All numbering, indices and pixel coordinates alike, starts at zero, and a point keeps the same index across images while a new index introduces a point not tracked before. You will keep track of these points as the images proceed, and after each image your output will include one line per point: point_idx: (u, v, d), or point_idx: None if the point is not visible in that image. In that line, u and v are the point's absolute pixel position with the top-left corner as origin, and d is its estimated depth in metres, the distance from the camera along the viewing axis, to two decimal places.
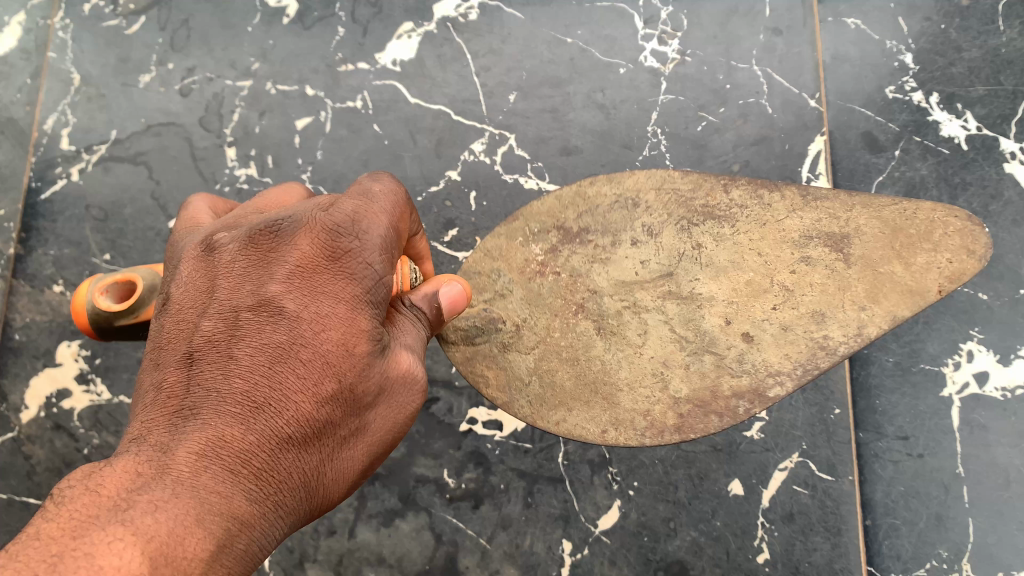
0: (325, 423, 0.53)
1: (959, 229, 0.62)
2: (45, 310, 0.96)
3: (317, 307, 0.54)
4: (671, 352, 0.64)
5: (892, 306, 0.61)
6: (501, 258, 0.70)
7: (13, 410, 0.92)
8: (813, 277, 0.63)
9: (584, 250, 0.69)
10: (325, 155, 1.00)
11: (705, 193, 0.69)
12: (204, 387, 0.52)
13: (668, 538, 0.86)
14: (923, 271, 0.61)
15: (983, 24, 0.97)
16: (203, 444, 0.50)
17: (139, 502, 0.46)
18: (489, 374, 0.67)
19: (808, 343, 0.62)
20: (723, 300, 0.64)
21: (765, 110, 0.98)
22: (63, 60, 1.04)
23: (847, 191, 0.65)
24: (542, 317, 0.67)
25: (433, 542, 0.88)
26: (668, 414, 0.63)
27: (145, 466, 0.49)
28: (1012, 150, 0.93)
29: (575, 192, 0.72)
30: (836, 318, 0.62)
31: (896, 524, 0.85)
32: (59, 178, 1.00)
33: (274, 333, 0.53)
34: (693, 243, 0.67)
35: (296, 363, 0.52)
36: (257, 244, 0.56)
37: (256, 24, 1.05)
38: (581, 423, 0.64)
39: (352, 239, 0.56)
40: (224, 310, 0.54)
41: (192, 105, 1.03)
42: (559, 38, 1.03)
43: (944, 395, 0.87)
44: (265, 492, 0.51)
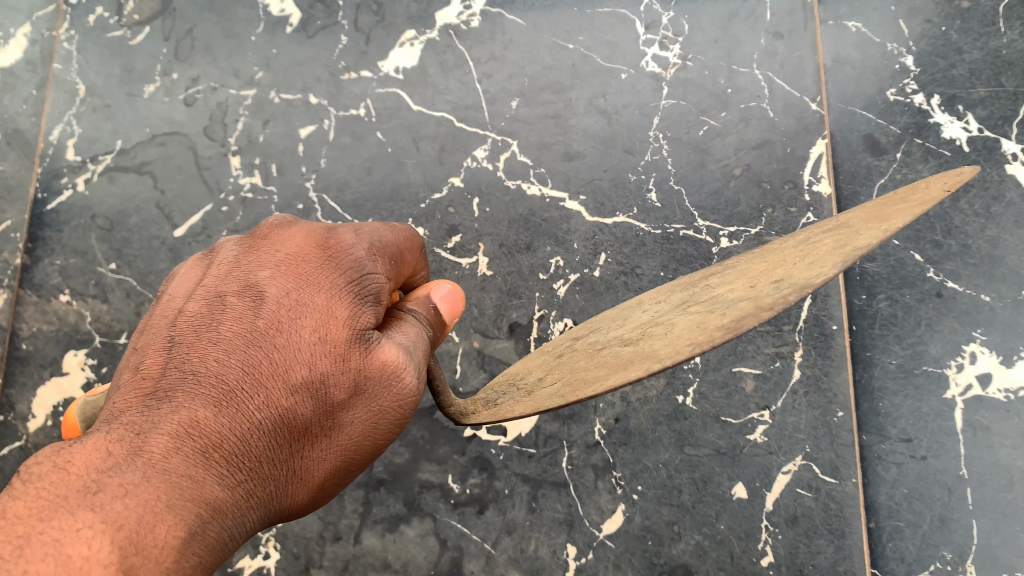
0: (295, 414, 0.56)
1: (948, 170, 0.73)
2: (51, 320, 0.97)
3: (296, 296, 0.58)
4: (703, 315, 0.64)
5: (905, 215, 0.66)
6: (522, 364, 0.75)
7: (20, 419, 0.93)
8: (823, 237, 0.67)
9: (600, 328, 0.73)
10: (329, 163, 1.01)
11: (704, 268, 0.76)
12: (182, 371, 0.55)
13: (672, 542, 0.86)
14: (929, 191, 0.69)
15: (983, 26, 0.97)
16: (176, 427, 0.52)
17: (108, 486, 0.47)
18: (514, 409, 0.69)
19: (837, 253, 0.64)
20: (742, 283, 0.66)
21: (766, 114, 0.98)
22: (69, 72, 1.05)
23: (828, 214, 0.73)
24: (568, 364, 0.70)
25: (438, 547, 0.88)
26: (711, 331, 0.61)
27: (117, 446, 0.50)
28: (1014, 151, 0.92)
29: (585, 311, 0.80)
30: (855, 235, 0.65)
31: (899, 526, 0.84)
32: (65, 188, 1.01)
33: (253, 321, 0.57)
34: (700, 283, 0.70)
35: (272, 350, 0.56)
36: (245, 245, 0.61)
37: (260, 33, 1.06)
38: (616, 377, 0.63)
39: (337, 243, 0.62)
40: (207, 302, 0.58)
41: (196, 114, 1.04)
42: (561, 44, 1.03)
43: (947, 397, 0.87)
44: (234, 478, 0.53)
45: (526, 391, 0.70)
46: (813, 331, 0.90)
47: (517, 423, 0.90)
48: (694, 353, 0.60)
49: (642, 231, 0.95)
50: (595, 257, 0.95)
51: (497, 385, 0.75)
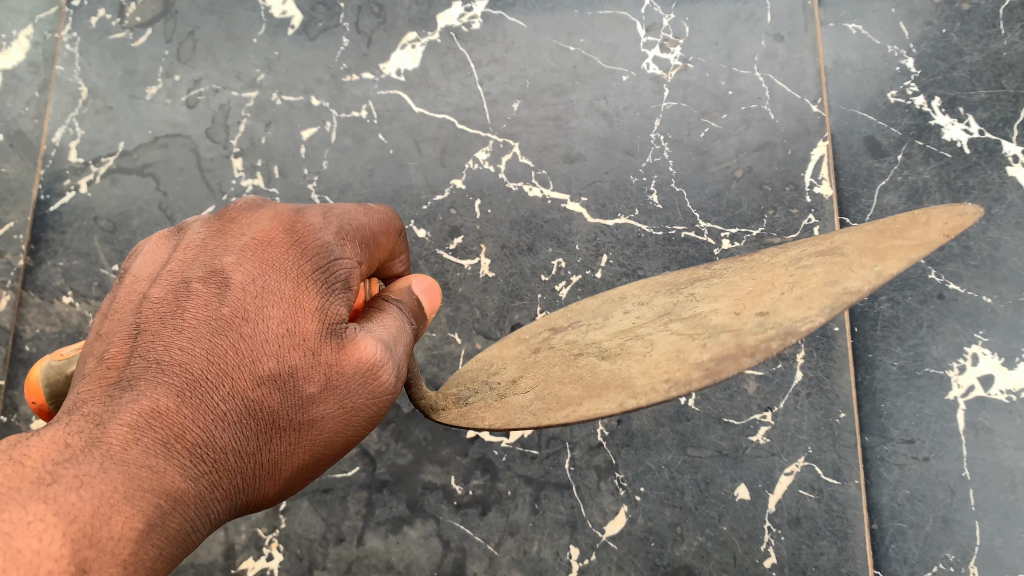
0: (262, 406, 0.54)
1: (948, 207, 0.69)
2: (54, 322, 0.97)
3: (262, 283, 0.56)
4: (682, 341, 0.66)
5: (900, 258, 0.64)
6: (495, 355, 0.76)
7: (24, 421, 0.93)
8: (814, 270, 0.66)
9: (578, 328, 0.74)
10: (331, 165, 1.01)
11: (688, 274, 0.74)
12: (145, 358, 0.52)
13: (675, 543, 0.87)
14: (923, 229, 0.66)
15: (983, 28, 0.98)
16: (138, 416, 0.49)
17: (63, 477, 0.44)
18: (485, 415, 0.71)
19: (828, 297, 0.63)
20: (726, 305, 0.67)
21: (767, 116, 0.98)
22: (71, 74, 1.05)
23: (821, 237, 0.71)
24: (539, 369, 0.71)
25: (441, 549, 0.88)
26: (692, 372, 0.64)
27: (75, 437, 0.47)
28: (1015, 153, 0.93)
29: (564, 310, 0.78)
30: (849, 277, 0.64)
31: (902, 528, 0.85)
32: (68, 190, 1.01)
33: (218, 306, 0.55)
34: (684, 294, 0.71)
35: (238, 338, 0.54)
36: (209, 227, 0.59)
37: (262, 35, 1.06)
38: (595, 406, 0.66)
39: (303, 230, 0.60)
40: (171, 285, 0.56)
41: (198, 116, 1.04)
42: (562, 47, 1.03)
43: (949, 398, 0.87)
44: (198, 470, 0.50)
45: (499, 392, 0.72)
46: (814, 333, 0.91)
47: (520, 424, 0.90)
48: (670, 396, 0.64)
49: (643, 232, 0.96)
50: (597, 258, 0.95)
51: (466, 377, 0.76)
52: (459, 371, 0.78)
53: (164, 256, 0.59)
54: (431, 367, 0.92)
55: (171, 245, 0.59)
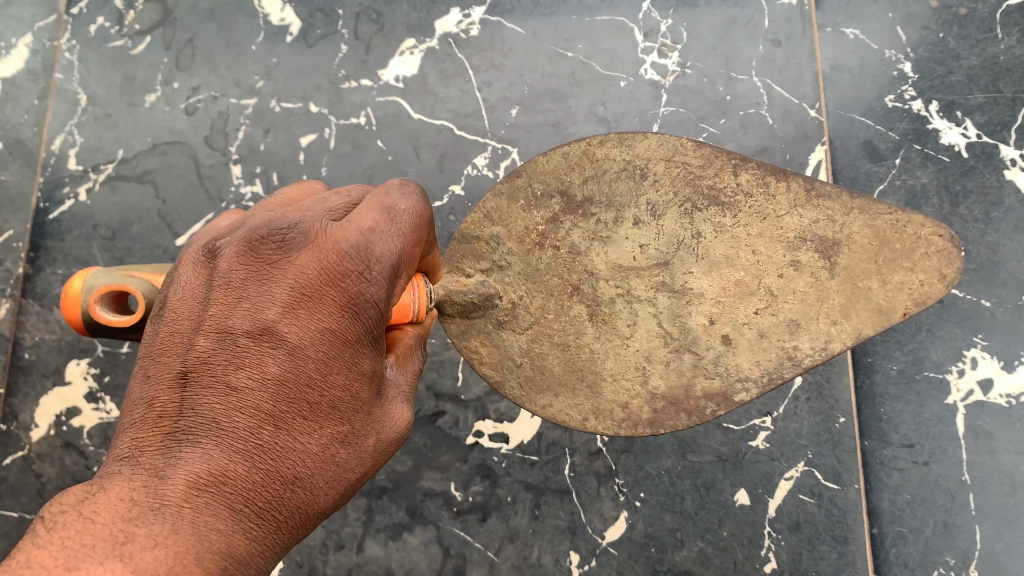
0: (324, 464, 0.51)
1: (940, 251, 0.61)
2: (54, 329, 0.98)
3: (320, 340, 0.51)
4: (655, 347, 0.67)
5: (859, 324, 0.62)
6: (500, 223, 0.72)
7: (24, 428, 0.95)
8: (798, 284, 0.64)
9: (586, 223, 0.70)
10: (330, 172, 1.01)
11: (714, 172, 0.68)
12: (202, 414, 0.48)
13: (675, 549, 0.87)
14: (895, 290, 0.61)
15: (982, 32, 0.97)
16: (202, 477, 0.46)
17: (136, 537, 0.41)
18: (482, 351, 0.72)
19: (778, 352, 0.64)
20: (711, 298, 0.66)
21: (765, 121, 0.98)
22: (70, 81, 1.05)
23: (850, 192, 0.64)
24: (537, 296, 0.70)
25: (441, 555, 0.88)
26: (644, 409, 0.67)
27: (140, 495, 0.44)
28: (1013, 157, 0.93)
29: (583, 151, 0.71)
30: (807, 330, 0.63)
31: (902, 532, 0.85)
32: (67, 198, 1.02)
33: (277, 366, 0.49)
34: (694, 231, 0.68)
35: (301, 403, 0.50)
36: (257, 258, 0.51)
37: (260, 42, 1.06)
38: (565, 408, 0.68)
39: (361, 266, 0.53)
40: (220, 332, 0.49)
41: (196, 123, 1.04)
42: (560, 53, 1.03)
43: (948, 402, 0.88)
44: (265, 536, 0.48)
45: (498, 322, 0.71)
46: None
47: (519, 431, 0.90)
48: (619, 434, 0.67)
49: None
50: None
51: (469, 252, 0.73)
52: (462, 230, 0.73)
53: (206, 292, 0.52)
54: (430, 373, 0.92)
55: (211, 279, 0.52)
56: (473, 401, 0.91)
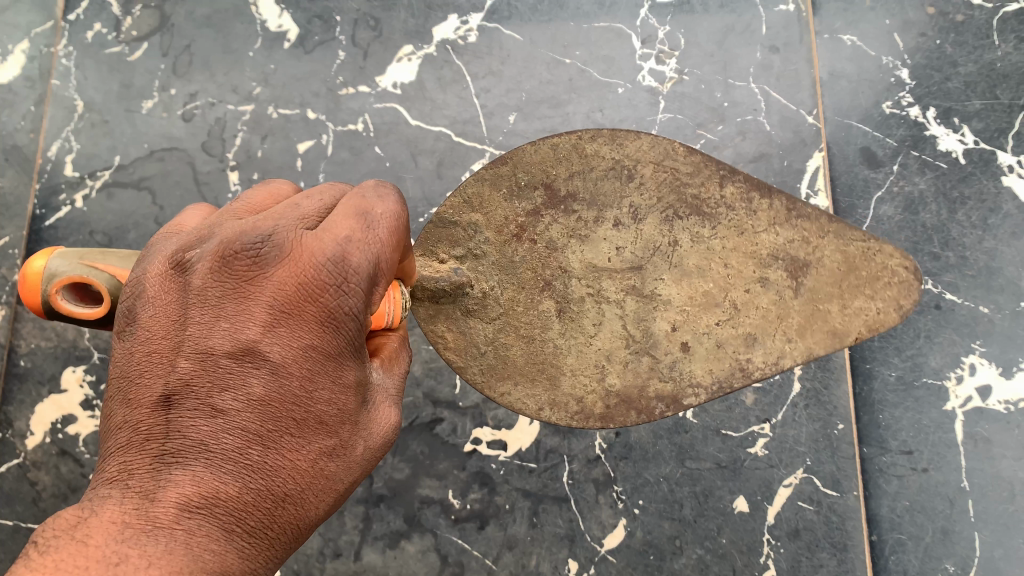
0: (315, 479, 0.51)
1: (902, 281, 0.64)
2: (50, 336, 0.97)
3: (302, 357, 0.49)
4: (616, 348, 0.67)
5: (813, 343, 0.64)
6: (479, 210, 0.69)
7: (19, 436, 0.95)
8: (761, 299, 0.65)
9: (567, 220, 0.68)
10: (327, 178, 1.01)
11: (702, 182, 0.67)
12: (188, 435, 0.48)
13: (674, 556, 0.86)
14: (851, 316, 0.63)
15: (978, 39, 0.97)
16: (192, 498, 0.46)
17: (128, 559, 0.42)
18: (448, 336, 0.69)
19: (731, 362, 0.65)
20: (677, 306, 0.66)
21: (763, 127, 0.98)
22: (67, 88, 1.05)
23: (829, 215, 0.65)
24: (508, 287, 0.68)
25: (439, 564, 0.88)
26: (597, 404, 0.67)
27: (132, 517, 0.45)
28: (1010, 163, 0.93)
29: (572, 145, 0.69)
30: (763, 345, 0.65)
31: (902, 539, 0.85)
32: (64, 205, 1.02)
33: (260, 386, 0.49)
34: (672, 239, 0.67)
35: (286, 421, 0.49)
36: (233, 275, 0.50)
37: (258, 49, 1.05)
38: (522, 397, 0.68)
39: (339, 281, 0.50)
40: (201, 353, 0.48)
41: (194, 129, 1.04)
42: (558, 59, 1.03)
43: (948, 408, 0.87)
44: (258, 552, 0.48)
45: (466, 310, 0.69)
46: None
47: (517, 438, 0.89)
48: (570, 425, 0.67)
49: None
50: None
51: (444, 235, 0.69)
52: (438, 212, 0.69)
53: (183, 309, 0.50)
54: (428, 380, 0.91)
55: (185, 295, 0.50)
56: (471, 409, 0.91)
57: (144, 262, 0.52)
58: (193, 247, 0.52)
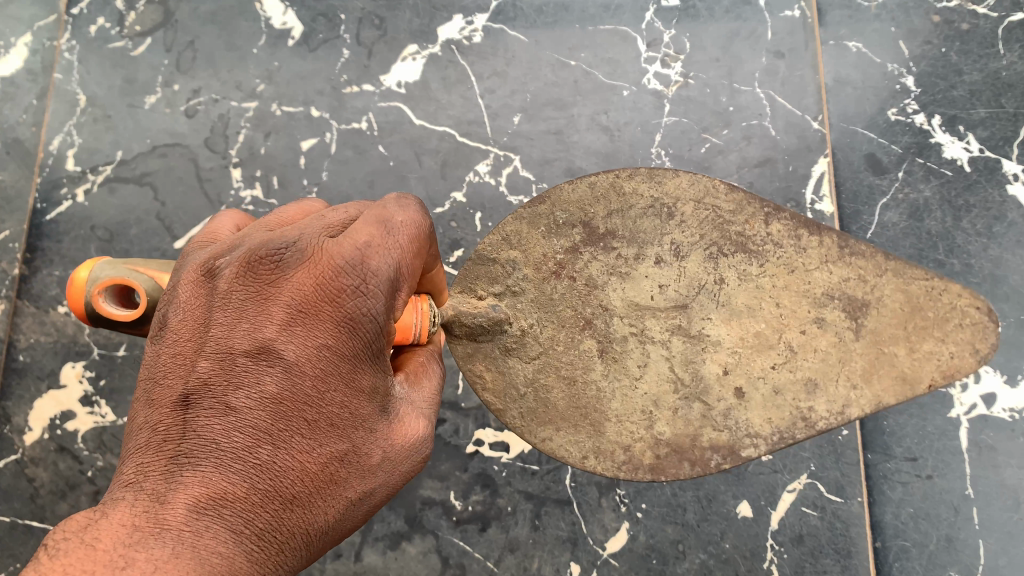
0: (323, 482, 0.50)
1: (975, 323, 0.62)
2: (49, 331, 0.97)
3: (317, 358, 0.49)
4: (663, 392, 0.66)
5: (881, 390, 0.62)
6: (518, 248, 0.70)
7: (17, 432, 0.94)
8: (821, 342, 0.64)
9: (607, 257, 0.69)
10: (331, 177, 1.00)
11: (744, 219, 0.68)
12: (202, 436, 0.47)
13: (677, 561, 0.86)
14: (921, 360, 0.62)
15: (983, 48, 0.98)
16: (202, 501, 0.45)
17: (137, 562, 0.41)
18: (486, 376, 0.69)
19: (792, 411, 0.64)
20: (728, 347, 0.66)
21: (769, 132, 0.98)
22: (69, 82, 1.04)
23: (884, 253, 0.65)
24: (548, 326, 0.69)
25: (440, 565, 0.87)
26: (646, 453, 0.66)
27: (142, 519, 0.44)
28: (1015, 172, 0.93)
29: (610, 183, 0.70)
30: (825, 392, 0.63)
31: (906, 546, 0.85)
32: (65, 199, 1.01)
33: (273, 386, 0.48)
34: (717, 276, 0.67)
35: (299, 422, 0.49)
36: (254, 276, 0.50)
37: (262, 46, 1.05)
38: (565, 444, 0.67)
39: (358, 283, 0.50)
40: (219, 352, 0.48)
41: (197, 126, 1.03)
42: (563, 61, 1.03)
43: (952, 416, 0.87)
44: (265, 557, 0.47)
45: (506, 348, 0.69)
46: None
47: (520, 440, 0.89)
48: (617, 475, 0.66)
49: None
50: None
51: (483, 274, 0.70)
52: (477, 251, 0.70)
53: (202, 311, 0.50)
54: None
55: (206, 297, 0.50)
56: (474, 410, 0.90)
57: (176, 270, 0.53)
58: (221, 254, 0.52)
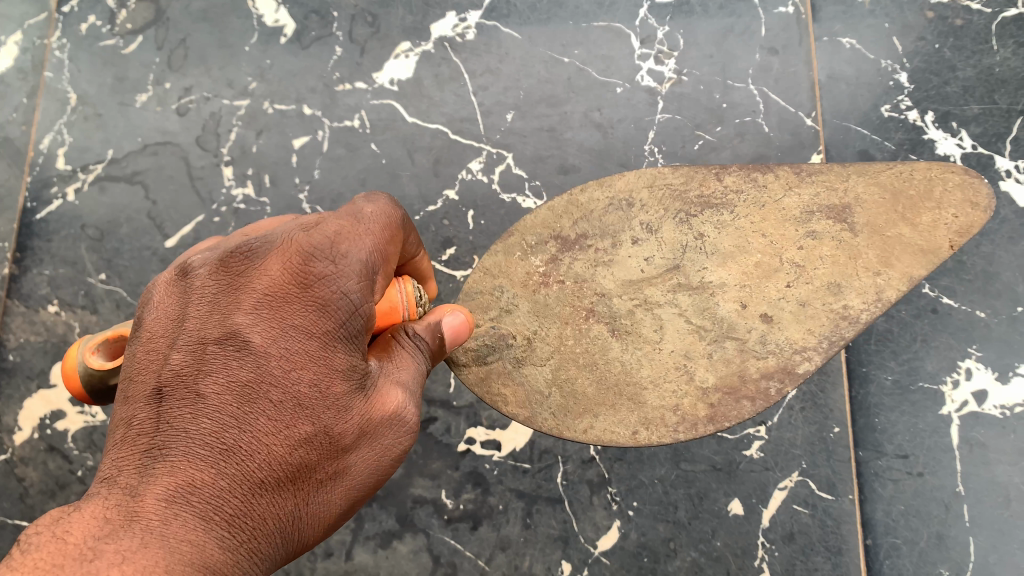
0: (295, 466, 0.50)
1: (958, 183, 0.66)
2: (40, 330, 0.97)
3: (285, 340, 0.51)
4: (691, 343, 0.67)
5: (907, 267, 0.64)
6: (502, 275, 0.72)
7: (8, 432, 0.94)
8: (823, 249, 0.67)
9: (586, 254, 0.71)
10: (323, 174, 1.00)
11: (698, 184, 0.72)
12: (172, 425, 0.48)
13: (668, 559, 0.86)
14: (931, 228, 0.65)
15: (977, 44, 0.97)
16: (172, 490, 0.45)
17: (105, 553, 0.41)
18: (506, 392, 0.68)
19: (829, 314, 0.65)
20: (735, 285, 0.68)
21: (762, 129, 0.98)
22: (59, 80, 1.04)
23: (840, 163, 0.69)
24: (552, 327, 0.69)
25: (431, 564, 0.87)
26: (698, 406, 0.66)
27: (113, 513, 0.44)
28: (1008, 168, 0.93)
29: (568, 201, 0.74)
30: (853, 287, 0.65)
31: (896, 543, 0.85)
32: (55, 198, 1.01)
33: (242, 369, 0.49)
34: (695, 233, 0.70)
35: (267, 404, 0.49)
36: (226, 271, 0.52)
37: (254, 44, 1.05)
38: (611, 426, 0.66)
39: (327, 264, 0.53)
40: (190, 343, 0.50)
41: (189, 124, 1.03)
42: (557, 58, 1.03)
43: (943, 412, 0.87)
44: (238, 544, 0.47)
45: (518, 360, 0.69)
46: None
47: (512, 437, 0.89)
48: (679, 438, 0.66)
49: None
50: None
51: (474, 305, 0.71)
52: (464, 289, 0.72)
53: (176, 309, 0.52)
54: None
55: (180, 296, 0.52)
56: (465, 408, 0.90)
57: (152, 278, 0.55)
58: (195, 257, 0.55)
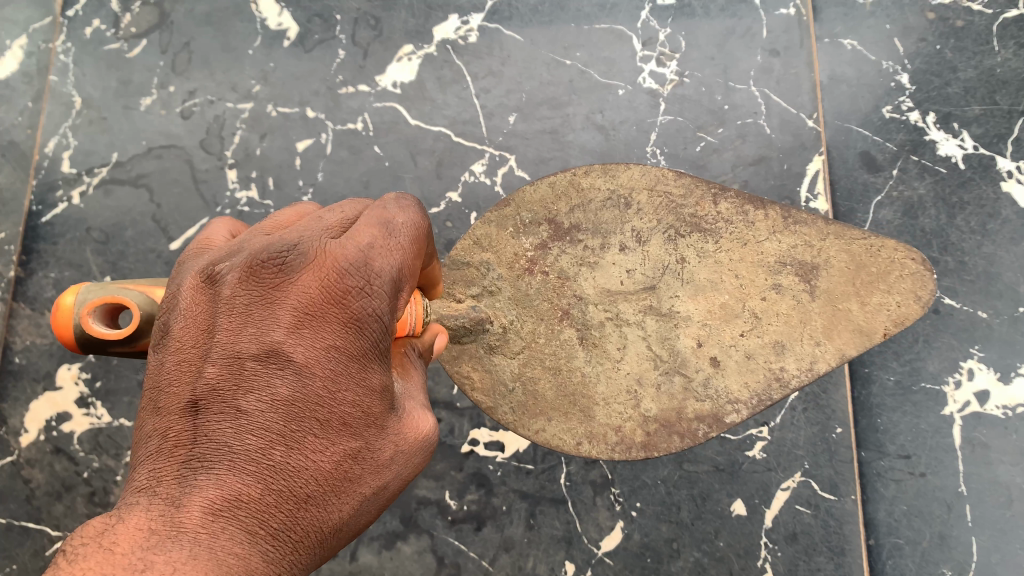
0: (337, 481, 0.47)
1: (914, 273, 0.64)
2: (45, 333, 0.97)
3: (328, 359, 0.47)
4: (645, 370, 0.68)
5: (843, 344, 0.64)
6: (491, 250, 0.73)
7: (13, 434, 0.94)
8: (780, 306, 0.66)
9: (574, 249, 0.72)
10: (326, 177, 1.01)
11: (694, 202, 0.71)
12: (213, 439, 0.44)
13: (671, 560, 0.86)
14: (873, 311, 0.64)
15: (978, 45, 0.97)
16: (215, 502, 0.42)
17: (156, 564, 0.37)
18: (474, 375, 0.70)
19: (766, 374, 0.65)
20: (698, 321, 0.68)
21: (763, 130, 0.98)
22: (64, 84, 1.05)
23: (824, 218, 0.68)
24: (528, 320, 0.71)
25: (435, 565, 0.87)
26: (637, 431, 0.67)
27: (157, 523, 0.40)
28: (1009, 168, 0.93)
29: (569, 181, 0.73)
30: (793, 351, 0.65)
31: (899, 543, 0.85)
32: (60, 201, 1.01)
33: (284, 387, 0.46)
34: (678, 256, 0.70)
35: (312, 423, 0.46)
36: (258, 281, 0.48)
37: (257, 47, 1.05)
38: (558, 433, 0.68)
39: (368, 281, 0.50)
40: (225, 357, 0.46)
41: (193, 127, 1.03)
42: (559, 60, 1.03)
43: (945, 412, 0.88)
44: (282, 558, 0.44)
45: (490, 347, 0.71)
46: None
47: (515, 439, 0.90)
48: (613, 458, 0.67)
49: None
50: None
51: (459, 277, 0.72)
52: (452, 256, 0.73)
53: (206, 317, 0.48)
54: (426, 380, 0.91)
55: (210, 304, 0.48)
56: (468, 409, 0.91)
57: (176, 279, 0.51)
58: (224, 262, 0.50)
